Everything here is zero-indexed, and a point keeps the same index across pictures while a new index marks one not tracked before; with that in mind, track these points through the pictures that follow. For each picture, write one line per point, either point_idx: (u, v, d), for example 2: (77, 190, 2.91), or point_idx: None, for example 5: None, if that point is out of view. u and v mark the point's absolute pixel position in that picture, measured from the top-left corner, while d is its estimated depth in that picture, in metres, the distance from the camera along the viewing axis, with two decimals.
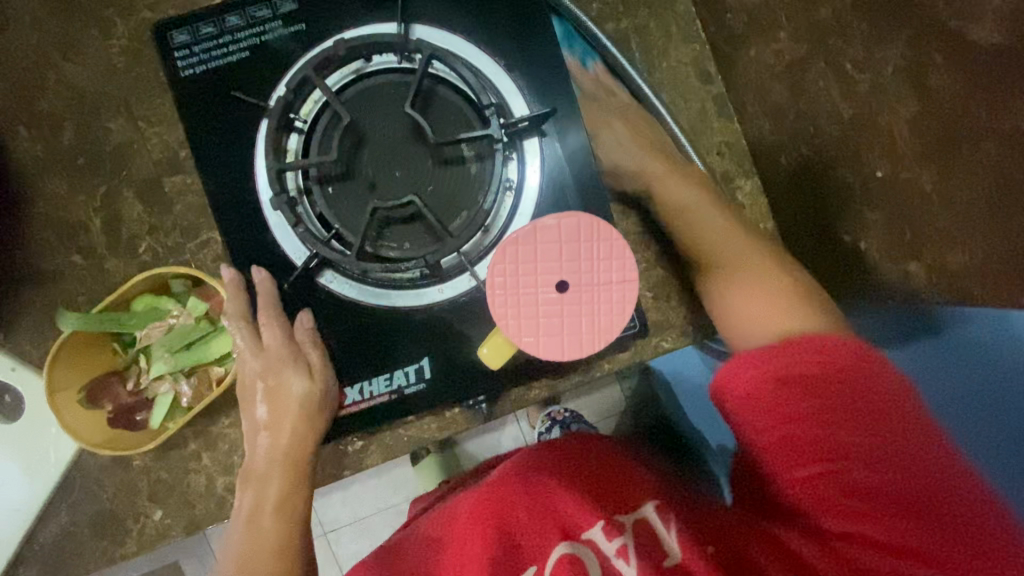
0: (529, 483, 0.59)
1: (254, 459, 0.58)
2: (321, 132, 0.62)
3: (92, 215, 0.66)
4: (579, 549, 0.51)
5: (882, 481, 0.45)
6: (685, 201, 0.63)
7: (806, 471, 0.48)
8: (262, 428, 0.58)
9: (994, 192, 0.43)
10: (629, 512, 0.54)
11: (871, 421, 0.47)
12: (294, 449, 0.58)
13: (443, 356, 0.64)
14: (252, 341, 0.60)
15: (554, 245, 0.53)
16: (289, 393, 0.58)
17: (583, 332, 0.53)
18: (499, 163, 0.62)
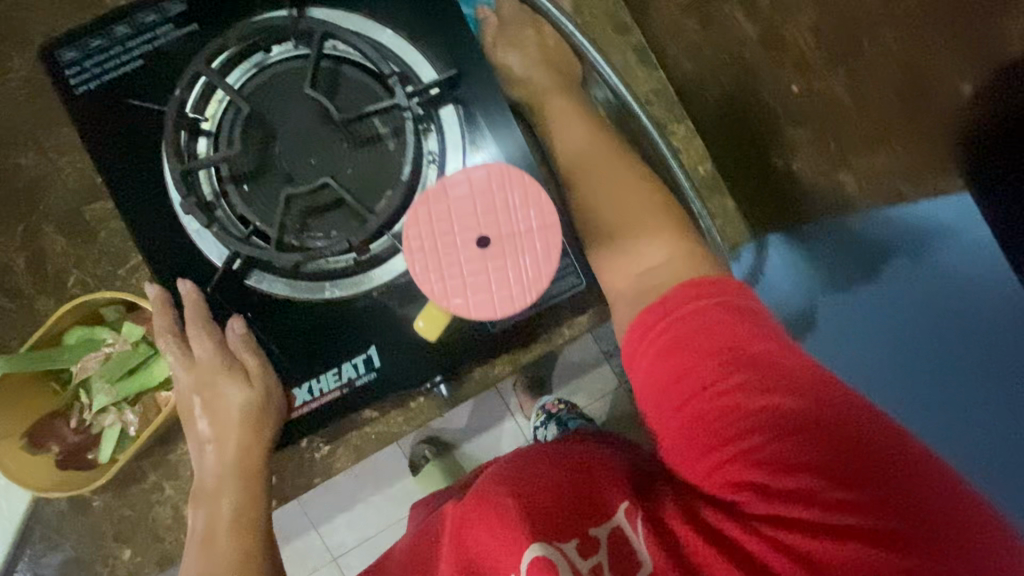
0: (503, 493, 0.50)
1: (204, 475, 0.54)
2: (226, 129, 0.53)
3: (15, 255, 0.65)
4: (551, 553, 0.44)
5: (849, 479, 0.41)
6: (579, 157, 0.61)
7: (718, 457, 0.46)
8: (208, 443, 0.54)
9: (898, 74, 0.41)
10: (605, 520, 0.46)
11: (799, 388, 0.44)
12: (243, 459, 0.54)
13: (395, 341, 0.57)
14: (183, 355, 0.54)
15: (465, 197, 0.42)
16: (228, 403, 0.53)
17: (515, 288, 0.43)
18: (416, 136, 0.55)
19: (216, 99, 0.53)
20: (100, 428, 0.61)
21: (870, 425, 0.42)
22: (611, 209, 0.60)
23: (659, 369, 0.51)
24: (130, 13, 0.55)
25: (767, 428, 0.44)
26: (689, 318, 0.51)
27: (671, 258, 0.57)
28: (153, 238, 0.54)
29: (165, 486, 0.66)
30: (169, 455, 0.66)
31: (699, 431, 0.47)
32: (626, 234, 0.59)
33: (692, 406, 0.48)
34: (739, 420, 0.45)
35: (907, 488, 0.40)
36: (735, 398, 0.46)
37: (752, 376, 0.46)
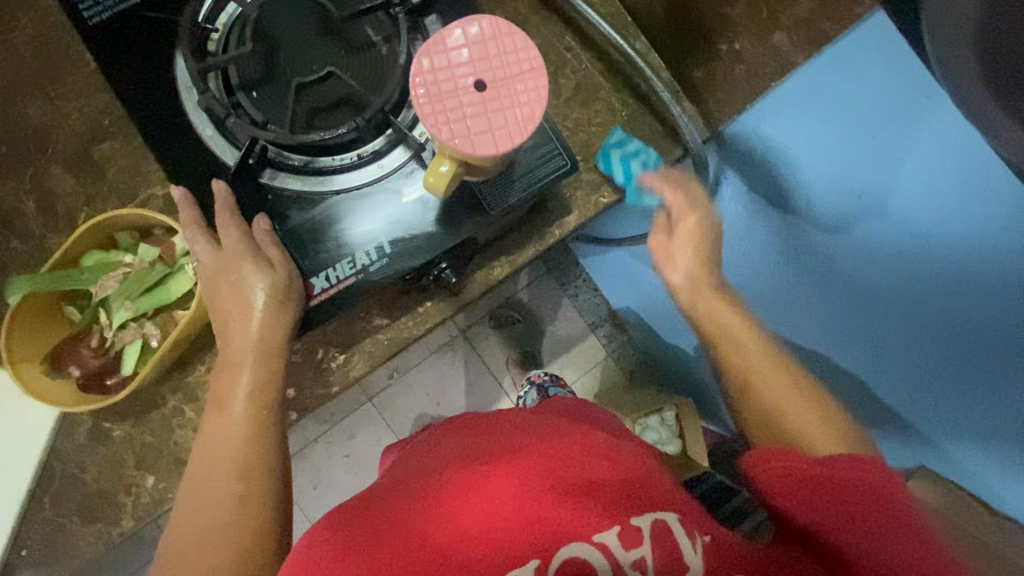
0: (528, 477, 0.48)
1: (226, 358, 0.57)
2: (235, 37, 0.59)
3: (25, 198, 0.68)
4: (591, 553, 0.45)
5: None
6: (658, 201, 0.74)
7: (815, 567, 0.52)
8: (231, 327, 0.57)
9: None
10: (648, 510, 0.48)
11: (891, 530, 0.52)
12: (265, 341, 0.56)
13: (404, 230, 0.62)
14: (209, 245, 0.58)
15: (465, 48, 0.48)
16: (251, 289, 0.56)
17: (511, 127, 0.49)
18: (406, 39, 0.61)
19: (224, 11, 0.59)
20: (119, 346, 0.64)
21: (863, 496, 0.54)
22: (771, 397, 0.67)
23: (812, 499, 0.56)
24: None
25: (797, 494, 0.57)
26: (823, 468, 0.56)
27: (828, 437, 0.63)
28: (170, 147, 0.59)
29: (185, 409, 0.67)
30: (187, 377, 0.68)
31: (804, 556, 0.55)
32: (773, 399, 0.66)
33: (766, 469, 0.60)
34: (792, 494, 0.57)
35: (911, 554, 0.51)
36: (801, 495, 0.56)
37: (864, 519, 0.53)
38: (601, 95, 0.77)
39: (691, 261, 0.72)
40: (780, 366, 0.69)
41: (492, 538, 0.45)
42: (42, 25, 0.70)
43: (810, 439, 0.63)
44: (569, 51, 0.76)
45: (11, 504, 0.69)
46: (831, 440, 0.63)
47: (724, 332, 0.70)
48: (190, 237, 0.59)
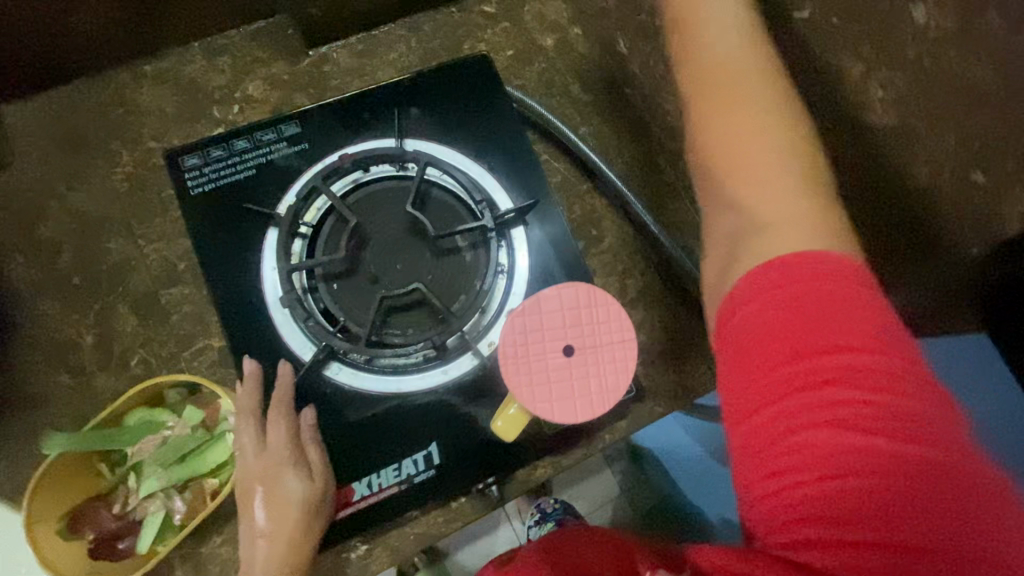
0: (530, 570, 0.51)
1: (249, 573, 0.50)
2: (326, 235, 0.59)
3: (85, 332, 0.68)
4: None
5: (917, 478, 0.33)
6: (722, 54, 0.50)
7: (807, 528, 0.34)
8: (261, 537, 0.51)
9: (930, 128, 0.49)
10: None
11: (906, 421, 0.35)
12: (294, 558, 0.51)
13: (455, 440, 0.60)
14: (257, 438, 0.54)
15: (557, 313, 0.48)
16: (289, 497, 0.52)
17: (594, 396, 0.47)
18: (492, 250, 0.62)
19: (319, 205, 0.60)
20: (141, 514, 0.61)
21: (842, 291, 0.38)
22: (728, 164, 0.46)
23: (742, 370, 0.38)
24: (251, 131, 0.63)
25: (752, 397, 0.38)
26: (814, 283, 0.38)
27: (796, 216, 0.42)
28: (239, 326, 0.58)
29: None
30: (201, 549, 0.63)
31: (771, 435, 0.36)
32: (734, 169, 0.45)
33: (749, 313, 0.39)
34: (748, 377, 0.38)
35: (900, 420, 0.34)
36: (750, 391, 0.38)
37: (874, 430, 0.34)
38: (668, 301, 0.75)
39: (727, 43, 0.50)
40: (792, 156, 0.44)
41: None
42: (140, 165, 0.72)
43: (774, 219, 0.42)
44: (641, 253, 0.76)
45: None
46: (797, 201, 0.43)
47: (705, 163, 0.47)
48: (238, 424, 0.55)
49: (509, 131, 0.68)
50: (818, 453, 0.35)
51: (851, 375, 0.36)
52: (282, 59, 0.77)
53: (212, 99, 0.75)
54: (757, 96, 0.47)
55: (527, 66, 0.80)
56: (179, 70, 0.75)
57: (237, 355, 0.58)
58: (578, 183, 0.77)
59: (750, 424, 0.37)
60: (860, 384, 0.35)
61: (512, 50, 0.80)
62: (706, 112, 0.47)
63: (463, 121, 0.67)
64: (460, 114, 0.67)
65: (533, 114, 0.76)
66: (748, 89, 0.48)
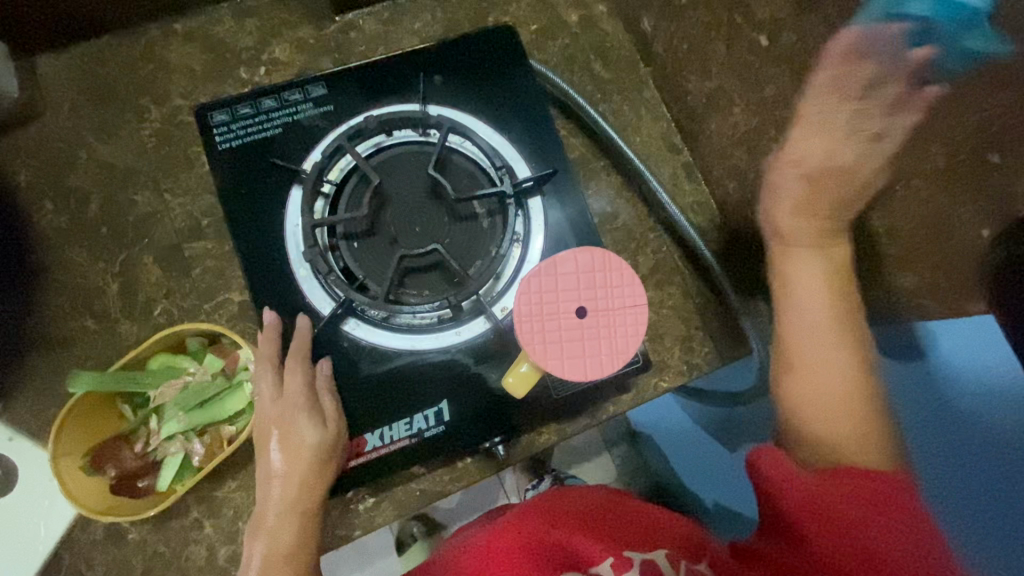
0: (520, 523, 0.58)
1: (263, 511, 0.53)
2: (349, 194, 0.61)
3: (110, 280, 0.70)
4: None
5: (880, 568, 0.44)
6: (790, 226, 0.55)
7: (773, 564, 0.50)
8: (275, 477, 0.54)
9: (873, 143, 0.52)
10: (638, 551, 0.53)
11: (898, 530, 0.45)
12: (306, 498, 0.53)
13: (465, 399, 0.62)
14: (274, 385, 0.56)
15: (573, 276, 0.49)
16: (304, 441, 0.54)
17: (604, 357, 0.48)
18: (509, 218, 0.64)
19: (343, 164, 0.61)
20: (161, 455, 0.63)
21: (868, 493, 0.47)
22: (815, 391, 0.51)
23: (804, 488, 0.49)
24: (279, 90, 0.65)
25: (791, 491, 0.50)
26: (839, 483, 0.48)
27: (841, 395, 0.51)
28: (261, 278, 0.60)
29: (205, 524, 0.65)
30: (216, 491, 0.66)
31: (797, 522, 0.49)
32: (805, 354, 0.53)
33: (789, 487, 0.50)
34: (804, 512, 0.48)
35: (900, 536, 0.45)
36: (798, 488, 0.49)
37: (867, 518, 0.46)
38: (676, 280, 0.76)
39: (796, 218, 0.54)
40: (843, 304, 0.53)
41: None
42: (168, 121, 0.74)
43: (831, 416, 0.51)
44: (654, 230, 0.77)
45: None
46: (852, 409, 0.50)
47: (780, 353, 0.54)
48: (257, 371, 0.57)
49: (531, 103, 0.69)
50: (827, 527, 0.47)
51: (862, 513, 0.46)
52: (309, 23, 0.78)
53: (240, 60, 0.76)
54: (810, 278, 0.53)
55: (550, 41, 0.80)
56: (209, 29, 0.76)
57: (257, 304, 0.60)
58: (595, 160, 0.78)
59: (788, 500, 0.50)
60: (877, 505, 0.46)
61: (536, 24, 0.80)
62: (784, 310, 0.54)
63: (486, 91, 0.68)
64: (483, 84, 0.68)
65: (554, 89, 0.77)
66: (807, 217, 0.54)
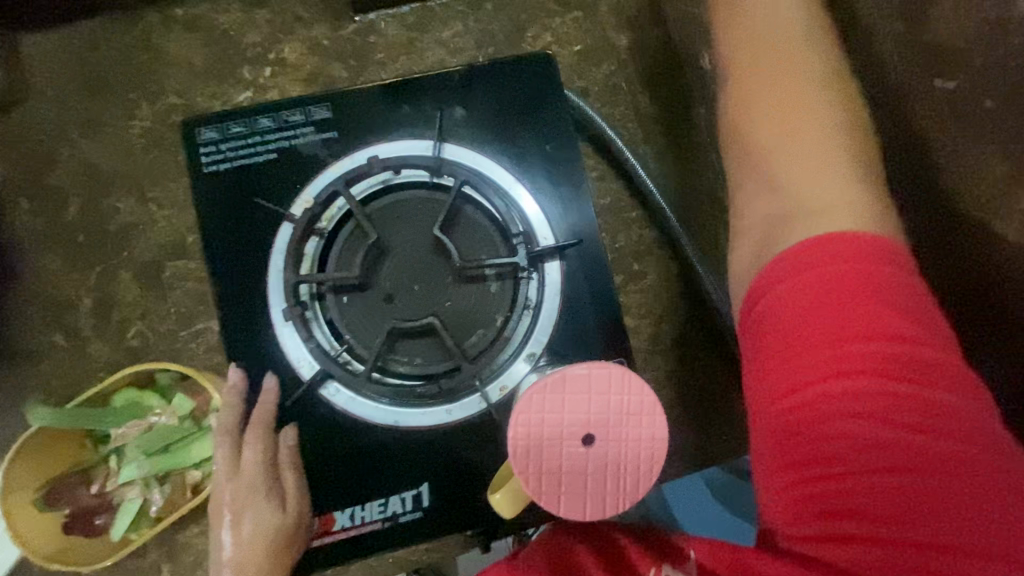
0: None
1: None
2: (343, 243, 0.54)
3: (83, 294, 0.64)
4: None
5: (915, 493, 0.34)
6: (771, 80, 0.47)
7: (790, 482, 0.37)
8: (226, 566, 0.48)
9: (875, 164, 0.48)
10: None
11: (876, 417, 0.35)
12: None
13: (449, 484, 0.55)
14: (231, 460, 0.51)
15: (583, 398, 0.41)
16: (262, 525, 0.49)
17: (607, 496, 0.41)
18: (520, 287, 0.56)
19: (338, 208, 0.54)
20: (118, 499, 0.59)
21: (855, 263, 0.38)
22: (788, 203, 0.43)
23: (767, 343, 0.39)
24: (277, 108, 0.57)
25: (808, 296, 0.38)
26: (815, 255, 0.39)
27: (833, 128, 0.45)
28: (237, 327, 0.54)
29: (162, 569, 0.61)
30: (176, 536, 0.62)
31: (812, 315, 0.37)
32: (781, 171, 0.45)
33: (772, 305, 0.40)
34: (818, 304, 0.37)
35: (904, 419, 0.35)
36: (807, 371, 0.37)
37: (880, 408, 0.35)
38: (702, 356, 0.68)
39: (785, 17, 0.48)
40: (832, 103, 0.45)
41: None
42: (159, 121, 0.66)
43: (836, 200, 0.42)
44: (685, 297, 0.69)
45: None
46: (845, 167, 0.43)
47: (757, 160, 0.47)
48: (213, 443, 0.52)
49: (561, 147, 0.60)
50: (835, 434, 0.36)
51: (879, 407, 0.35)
52: (324, 21, 0.69)
53: (243, 57, 0.68)
54: (807, 151, 0.45)
55: (594, 66, 0.70)
56: (212, 19, 0.68)
57: (231, 356, 0.54)
58: (629, 209, 0.69)
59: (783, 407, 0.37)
60: (894, 401, 0.35)
61: (581, 45, 0.70)
62: (785, 153, 0.45)
63: (512, 129, 0.59)
64: (511, 121, 0.59)
65: (590, 124, 0.68)
66: (783, 120, 0.46)
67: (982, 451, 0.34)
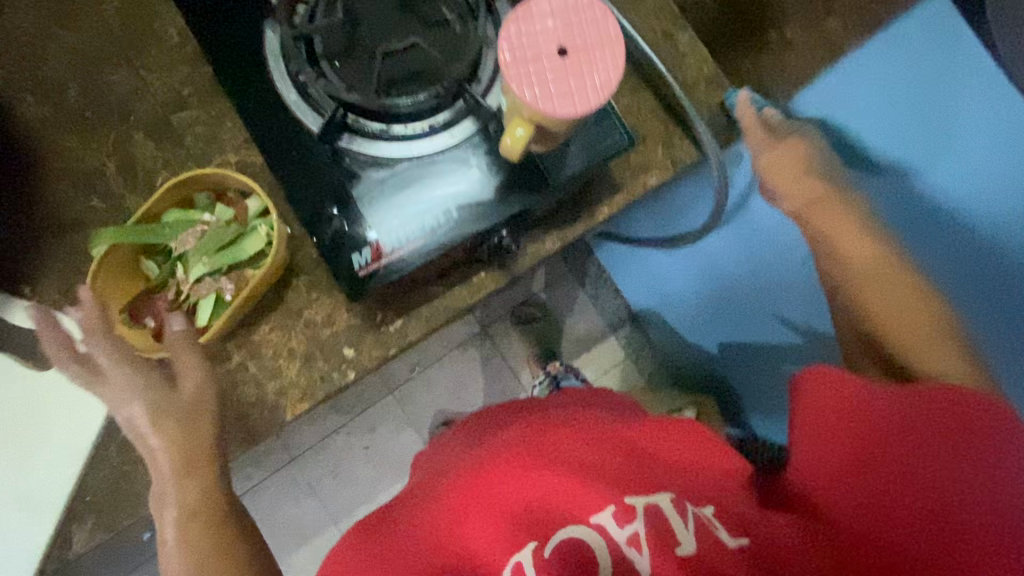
0: (524, 478, 0.58)
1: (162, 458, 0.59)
2: (322, 11, 0.63)
3: (106, 161, 0.71)
4: (584, 532, 0.54)
5: (950, 555, 0.55)
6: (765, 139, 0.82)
7: (852, 495, 0.59)
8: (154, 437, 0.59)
9: None
10: (641, 495, 0.56)
11: (917, 435, 0.59)
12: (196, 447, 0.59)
13: (467, 198, 0.65)
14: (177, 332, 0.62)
15: (550, 20, 0.52)
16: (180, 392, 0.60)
17: (588, 91, 0.52)
18: (479, 20, 0.64)
19: None
20: (194, 299, 0.67)
21: (941, 423, 0.60)
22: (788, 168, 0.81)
23: (832, 451, 0.62)
24: None
25: (884, 420, 0.61)
26: (905, 401, 0.61)
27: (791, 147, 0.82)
28: (262, 110, 0.66)
29: (249, 365, 0.70)
30: (252, 335, 0.70)
31: (850, 405, 0.63)
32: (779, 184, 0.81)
33: (824, 395, 0.65)
34: (845, 410, 0.63)
35: (948, 445, 0.59)
36: (838, 415, 0.63)
37: (917, 442, 0.59)
38: (647, 83, 0.80)
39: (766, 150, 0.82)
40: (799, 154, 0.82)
41: (501, 526, 0.55)
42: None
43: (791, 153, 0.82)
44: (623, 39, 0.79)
45: (63, 468, 0.66)
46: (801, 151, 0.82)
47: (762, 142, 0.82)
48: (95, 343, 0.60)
49: None
50: (890, 476, 0.58)
51: (922, 447, 0.59)
52: None
53: None
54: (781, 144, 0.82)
55: None
56: None
57: (266, 146, 0.66)
58: None
59: (824, 482, 0.61)
60: (948, 446, 0.59)
61: None
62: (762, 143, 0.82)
63: None
64: None
65: None
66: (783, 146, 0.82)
67: (996, 468, 0.58)
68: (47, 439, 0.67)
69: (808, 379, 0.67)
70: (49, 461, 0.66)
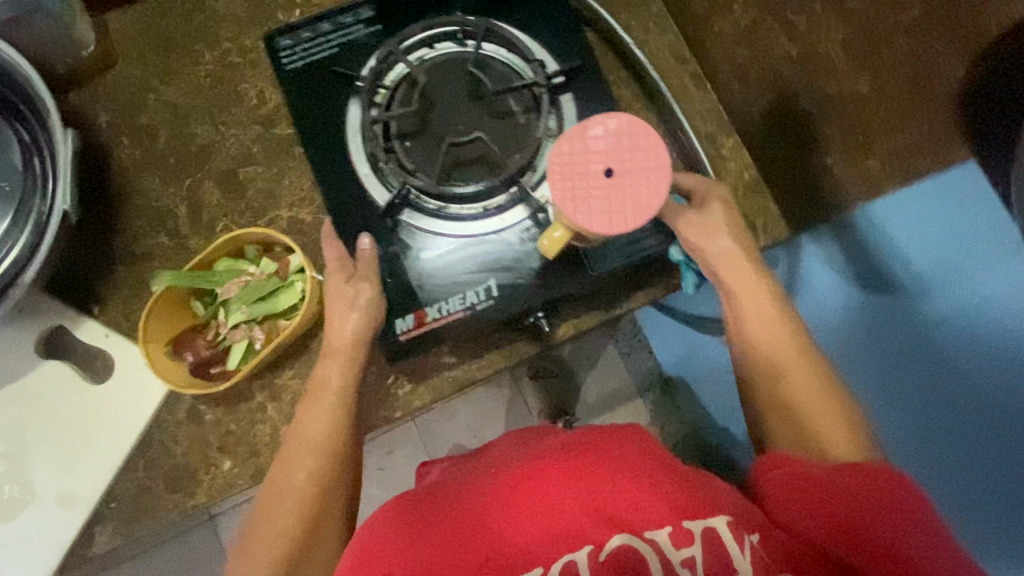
0: (570, 482, 0.49)
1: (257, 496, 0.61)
2: (401, 96, 0.70)
3: (179, 203, 0.80)
4: (635, 541, 0.46)
5: None
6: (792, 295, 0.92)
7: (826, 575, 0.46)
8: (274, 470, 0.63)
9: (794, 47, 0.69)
10: (699, 514, 0.47)
11: (900, 531, 0.47)
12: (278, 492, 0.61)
13: (511, 277, 0.70)
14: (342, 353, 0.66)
15: (603, 141, 0.54)
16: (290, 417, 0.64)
17: (628, 212, 0.54)
18: (543, 111, 0.69)
19: (397, 71, 0.70)
20: (229, 341, 0.75)
21: (916, 521, 0.47)
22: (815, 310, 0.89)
23: (799, 526, 0.50)
24: (334, 15, 0.74)
25: (860, 516, 0.48)
26: (889, 497, 0.49)
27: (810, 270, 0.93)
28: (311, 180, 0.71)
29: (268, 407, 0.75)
30: (277, 378, 0.75)
31: (821, 493, 0.51)
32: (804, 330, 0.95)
33: (784, 479, 0.54)
34: (808, 496, 0.51)
35: (931, 551, 0.46)
36: (798, 503, 0.51)
37: (903, 543, 0.46)
38: None
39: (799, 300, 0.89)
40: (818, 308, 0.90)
41: (555, 530, 0.47)
42: (221, 63, 0.83)
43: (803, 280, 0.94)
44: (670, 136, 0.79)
45: (99, 474, 0.74)
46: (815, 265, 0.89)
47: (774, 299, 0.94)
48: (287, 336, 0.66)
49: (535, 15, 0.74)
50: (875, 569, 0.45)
51: (908, 547, 0.46)
52: None
53: (278, 4, 0.84)
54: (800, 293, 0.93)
55: None
56: None
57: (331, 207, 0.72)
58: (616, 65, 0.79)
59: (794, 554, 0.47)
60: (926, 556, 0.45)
61: None
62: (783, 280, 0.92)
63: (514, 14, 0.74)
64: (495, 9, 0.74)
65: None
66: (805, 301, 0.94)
67: None
68: (91, 444, 0.75)
69: (773, 465, 0.56)
70: (90, 463, 0.75)
